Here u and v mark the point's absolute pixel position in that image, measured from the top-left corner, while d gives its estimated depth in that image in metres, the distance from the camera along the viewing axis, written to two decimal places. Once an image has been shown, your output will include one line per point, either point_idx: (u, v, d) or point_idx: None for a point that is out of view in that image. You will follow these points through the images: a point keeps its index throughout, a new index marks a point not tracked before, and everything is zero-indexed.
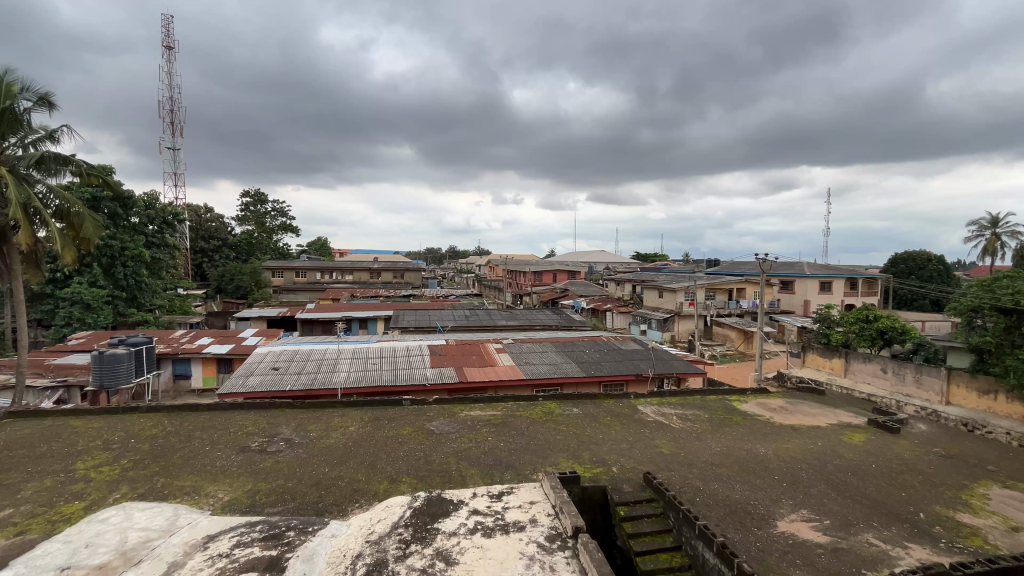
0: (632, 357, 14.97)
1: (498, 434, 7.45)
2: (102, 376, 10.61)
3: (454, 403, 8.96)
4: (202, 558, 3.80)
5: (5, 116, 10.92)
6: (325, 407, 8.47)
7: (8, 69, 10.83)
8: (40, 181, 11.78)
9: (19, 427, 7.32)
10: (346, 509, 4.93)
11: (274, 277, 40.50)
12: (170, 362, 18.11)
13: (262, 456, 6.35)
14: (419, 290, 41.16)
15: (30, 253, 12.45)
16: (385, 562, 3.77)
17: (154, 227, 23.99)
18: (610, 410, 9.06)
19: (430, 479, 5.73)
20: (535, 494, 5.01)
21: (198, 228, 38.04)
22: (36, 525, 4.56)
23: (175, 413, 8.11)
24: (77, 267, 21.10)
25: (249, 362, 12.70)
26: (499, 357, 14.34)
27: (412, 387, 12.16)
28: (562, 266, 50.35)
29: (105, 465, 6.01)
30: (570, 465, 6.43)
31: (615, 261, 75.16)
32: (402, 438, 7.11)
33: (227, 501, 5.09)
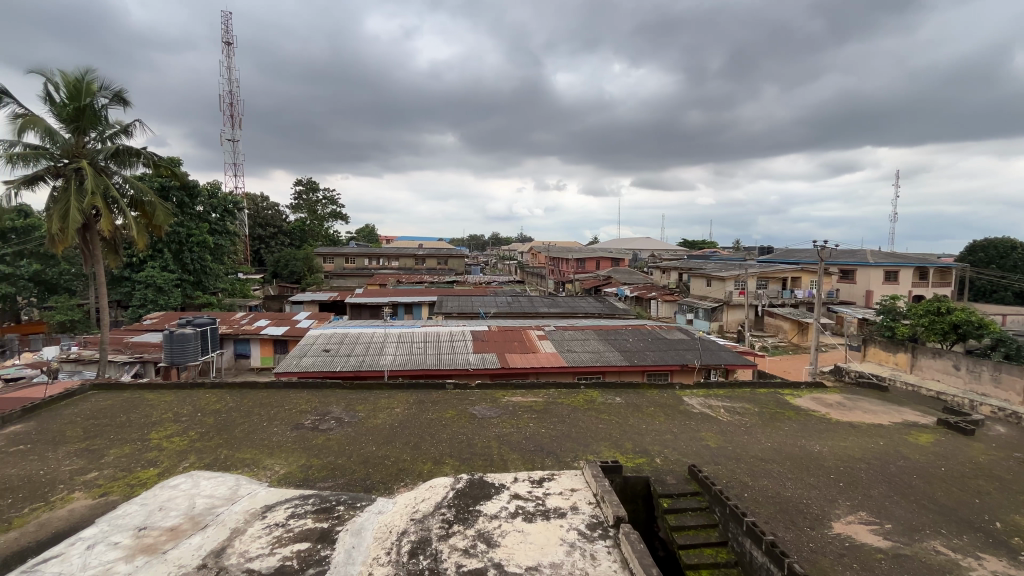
0: (678, 347, 14.58)
1: (539, 420, 7.49)
2: (172, 354, 11.46)
3: (496, 388, 9.06)
4: (261, 526, 4.06)
5: (86, 113, 11.85)
6: (372, 388, 8.79)
7: (88, 69, 11.73)
8: (116, 173, 12.73)
9: (102, 398, 8.05)
10: (392, 487, 5.12)
11: (325, 263, 42.26)
12: (232, 342, 19.34)
13: (314, 433, 6.67)
14: (463, 276, 41.70)
15: (110, 240, 13.54)
16: (429, 541, 3.88)
17: (217, 214, 25.53)
18: (653, 400, 8.89)
19: (473, 462, 5.84)
20: (576, 481, 4.99)
21: (256, 216, 40.13)
22: (117, 488, 5.03)
23: (236, 390, 8.67)
24: (150, 253, 22.77)
25: (303, 344, 13.34)
26: (541, 344, 14.35)
27: (455, 371, 12.39)
28: (605, 253, 49.54)
29: (175, 435, 6.52)
30: (612, 454, 6.37)
31: (661, 249, 73.15)
32: (445, 420, 7.28)
33: (283, 474, 5.41)
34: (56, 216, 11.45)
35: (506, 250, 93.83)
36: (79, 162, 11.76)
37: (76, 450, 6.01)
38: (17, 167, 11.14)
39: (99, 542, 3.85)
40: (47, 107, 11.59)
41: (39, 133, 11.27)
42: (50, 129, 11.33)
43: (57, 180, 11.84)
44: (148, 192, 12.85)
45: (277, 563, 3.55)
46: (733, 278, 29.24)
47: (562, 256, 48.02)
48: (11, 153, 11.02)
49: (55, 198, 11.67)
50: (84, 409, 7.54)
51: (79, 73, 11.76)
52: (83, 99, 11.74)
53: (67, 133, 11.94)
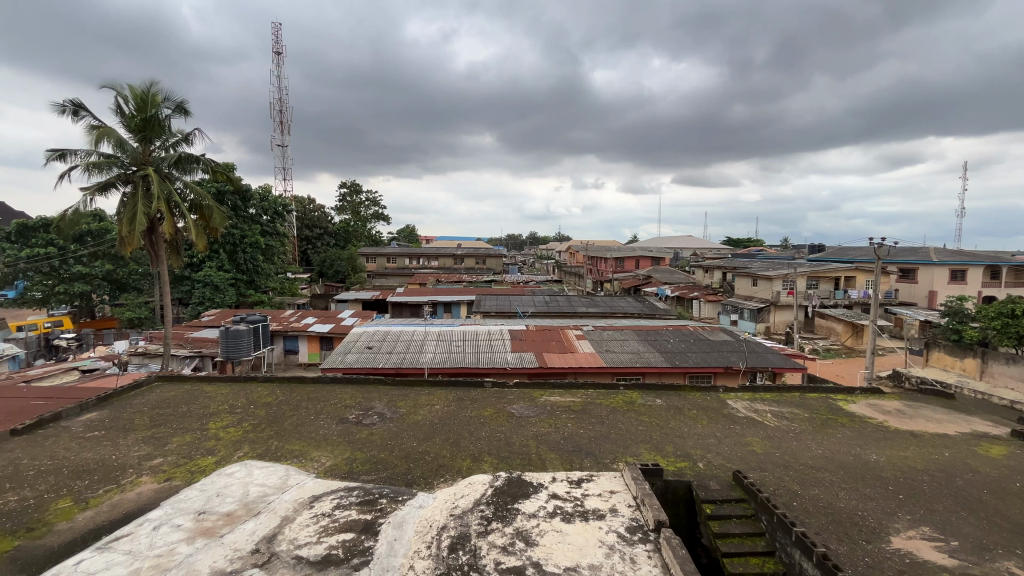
0: (722, 349, 14.11)
1: (578, 420, 7.44)
2: (228, 349, 12.12)
3: (533, 387, 9.06)
4: (309, 515, 4.23)
5: (151, 123, 12.69)
6: (413, 385, 9.00)
7: (152, 82, 12.56)
8: (178, 179, 13.57)
9: (166, 389, 8.62)
10: (432, 482, 5.22)
11: (368, 263, 43.55)
12: (282, 339, 20.24)
13: (358, 428, 6.89)
14: (501, 276, 41.93)
15: (173, 242, 14.44)
16: (468, 537, 3.93)
17: (268, 216, 26.78)
18: (696, 403, 8.64)
19: (511, 461, 5.87)
20: (616, 483, 4.92)
21: (304, 218, 41.77)
22: (180, 474, 5.37)
23: (286, 384, 9.06)
24: (208, 253, 24.15)
25: (348, 341, 13.80)
26: (579, 344, 14.23)
27: (493, 370, 12.47)
28: (645, 252, 48.57)
29: (231, 426, 6.89)
30: (652, 457, 6.24)
31: (703, 248, 70.95)
32: (483, 419, 7.34)
33: (329, 466, 5.62)
34: (126, 219, 12.33)
35: (544, 250, 93.58)
36: (145, 170, 12.61)
37: (144, 437, 6.46)
38: (92, 175, 12.07)
39: (163, 524, 4.12)
40: (118, 119, 12.50)
41: (110, 143, 12.16)
42: (120, 139, 12.21)
43: (126, 186, 12.73)
44: (206, 196, 13.61)
45: (323, 551, 3.69)
46: (780, 277, 28.02)
47: (600, 256, 47.44)
48: (86, 163, 11.95)
49: (124, 203, 12.57)
50: (150, 399, 8.10)
51: (145, 87, 12.61)
52: (149, 110, 12.58)
53: (136, 142, 12.82)
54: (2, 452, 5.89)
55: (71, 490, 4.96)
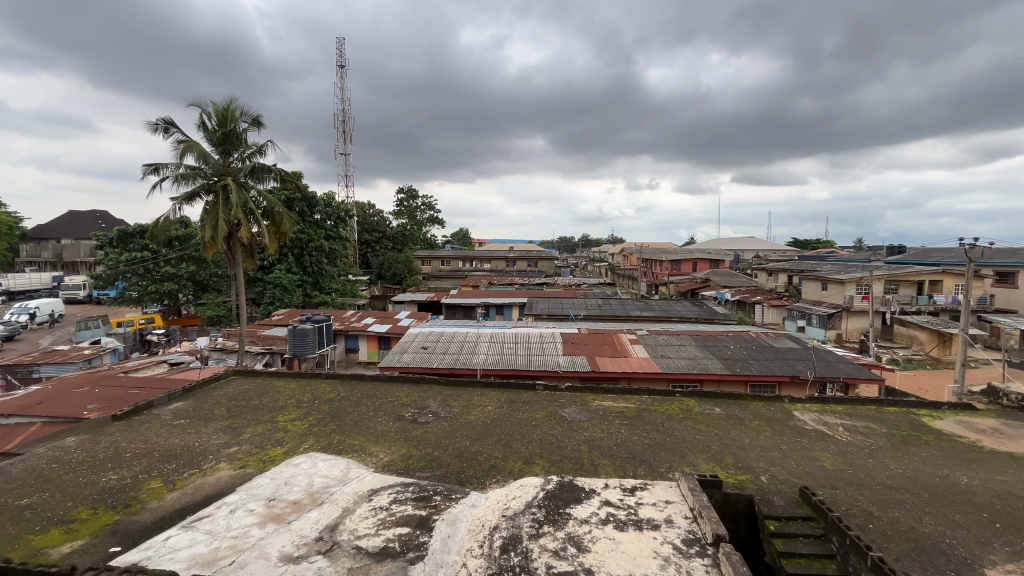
0: (787, 356, 13.32)
1: (632, 427, 7.28)
2: (296, 347, 12.86)
3: (585, 390, 8.97)
4: (368, 508, 4.40)
5: (231, 136, 13.74)
6: (466, 386, 9.16)
7: (231, 98, 13.59)
8: (253, 188, 14.57)
9: (241, 383, 9.28)
10: (485, 482, 5.29)
11: (423, 265, 44.89)
12: (343, 338, 21.24)
13: (413, 425, 7.11)
14: (553, 278, 41.83)
15: (248, 246, 15.54)
16: (519, 539, 3.94)
17: (331, 221, 28.21)
18: (758, 413, 8.19)
19: (563, 465, 5.83)
20: (671, 493, 4.76)
21: (364, 222, 43.67)
22: (252, 462, 5.77)
23: (347, 381, 9.51)
24: (278, 256, 25.79)
25: (404, 341, 14.25)
26: (633, 348, 13.92)
27: (545, 373, 12.44)
28: (704, 254, 46.78)
29: (297, 420, 7.31)
30: (711, 468, 5.99)
31: (768, 249, 67.31)
32: (535, 421, 7.34)
33: (386, 461, 5.83)
34: (208, 225, 13.44)
35: (597, 252, 92.38)
36: (225, 180, 13.67)
37: (221, 426, 6.99)
38: (180, 185, 13.25)
39: (239, 508, 4.44)
40: (202, 133, 13.63)
41: (195, 155, 13.29)
42: (204, 152, 13.32)
43: (208, 195, 13.86)
44: (277, 203, 14.55)
45: (381, 543, 3.83)
46: (854, 281, 26.08)
47: (655, 258, 46.23)
48: (176, 174, 13.15)
49: (207, 210, 13.70)
50: (228, 391, 8.77)
51: (226, 103, 13.68)
52: (229, 124, 13.63)
53: (217, 155, 13.92)
54: (105, 435, 6.58)
55: (161, 472, 5.46)
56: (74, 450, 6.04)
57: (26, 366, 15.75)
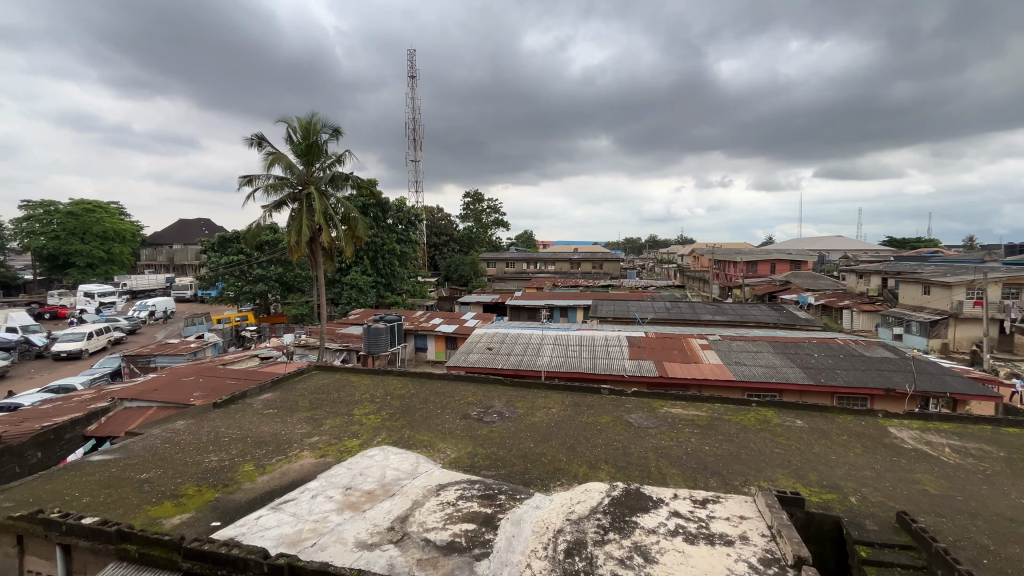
0: (882, 367, 12.09)
1: (703, 436, 6.96)
2: (370, 345, 13.56)
3: (653, 396, 8.68)
4: (436, 502, 4.55)
5: (313, 147, 14.79)
6: (531, 387, 9.19)
7: (313, 112, 14.61)
8: (333, 195, 15.56)
9: (321, 377, 9.94)
10: (549, 484, 5.27)
11: (488, 267, 45.71)
12: (413, 337, 22.09)
13: (479, 424, 7.25)
14: (618, 280, 40.91)
15: (328, 250, 16.63)
16: (585, 544, 3.89)
17: (402, 226, 29.55)
18: (847, 428, 7.51)
19: (630, 472, 5.69)
20: (747, 509, 4.50)
21: (432, 226, 45.18)
22: (331, 452, 6.15)
23: (417, 378, 9.89)
24: (354, 259, 27.37)
25: (470, 341, 14.58)
26: (705, 354, 13.28)
27: (610, 376, 12.22)
28: (783, 254, 43.73)
29: (371, 414, 7.71)
30: (791, 485, 5.58)
31: (859, 250, 61.58)
32: (600, 426, 7.22)
33: (453, 458, 5.99)
34: (293, 231, 14.58)
35: (665, 254, 89.12)
36: (308, 189, 14.72)
37: (304, 417, 7.54)
38: (270, 195, 14.44)
39: (320, 494, 4.76)
40: (288, 146, 14.78)
41: (282, 167, 14.42)
42: (290, 163, 14.43)
43: (294, 202, 14.99)
44: (353, 210, 15.46)
45: (448, 537, 3.95)
46: (964, 284, 23.19)
47: (729, 259, 43.75)
48: (265, 184, 14.33)
49: (292, 217, 14.84)
50: (310, 384, 9.46)
51: (309, 117, 14.71)
52: (312, 137, 14.66)
53: (301, 165, 15.01)
54: (208, 420, 7.33)
55: (253, 457, 5.99)
56: (183, 432, 6.78)
57: (145, 356, 17.86)
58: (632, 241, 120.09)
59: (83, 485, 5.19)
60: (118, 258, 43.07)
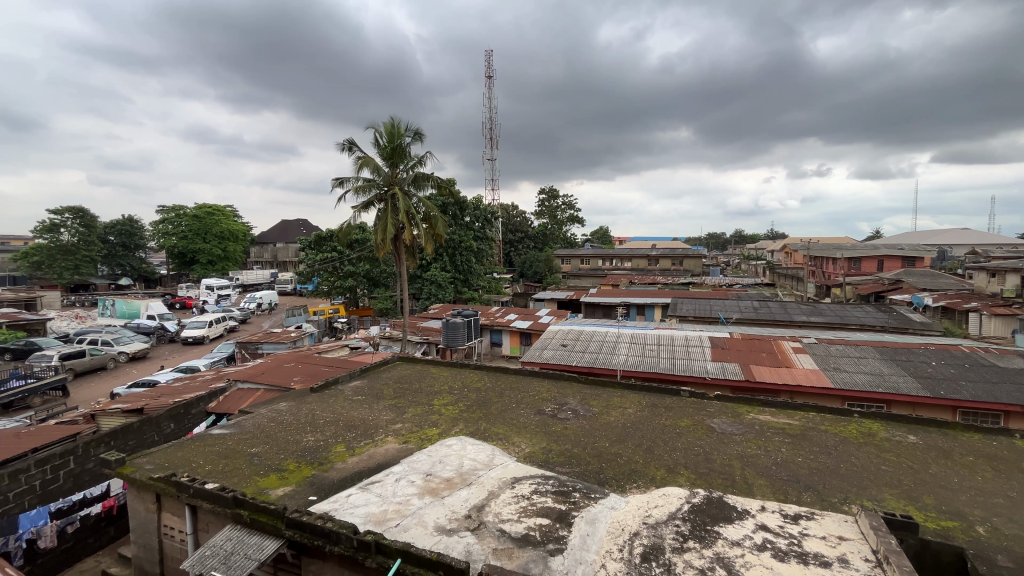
0: (1020, 380, 10.42)
1: (796, 446, 6.45)
2: (448, 339, 14.08)
3: (737, 400, 8.18)
4: (510, 495, 4.62)
5: (397, 150, 15.57)
6: (605, 385, 9.03)
7: (397, 117, 15.34)
8: (415, 194, 16.30)
9: (404, 368, 10.50)
10: (624, 485, 5.16)
11: (563, 264, 45.52)
12: (489, 333, 22.59)
13: (553, 420, 7.26)
14: (700, 277, 38.89)
15: (410, 247, 17.46)
16: (662, 550, 3.77)
17: (479, 223, 30.37)
18: (973, 448, 6.58)
19: (712, 479, 5.40)
20: (846, 529, 4.11)
21: (508, 223, 45.85)
22: (413, 438, 6.50)
23: (493, 372, 10.11)
24: (434, 256, 28.54)
25: (544, 337, 14.63)
26: (798, 358, 12.24)
27: (690, 379, 11.69)
28: (893, 250, 39.09)
29: (450, 404, 8.01)
30: (902, 507, 5.00)
31: (990, 245, 53.43)
32: (680, 429, 6.92)
33: (528, 452, 6.06)
34: (379, 230, 15.51)
35: (752, 249, 83.14)
36: (393, 190, 15.55)
37: (389, 404, 8.01)
38: (359, 196, 15.45)
39: (402, 477, 5.04)
40: (375, 150, 15.68)
41: (370, 169, 15.34)
42: (377, 166, 15.32)
43: (380, 202, 15.91)
44: (433, 209, 16.11)
45: (523, 530, 4.00)
46: None
47: (827, 255, 39.88)
48: (355, 186, 15.34)
49: (379, 217, 15.77)
50: (394, 374, 10.03)
51: (393, 121, 15.49)
52: (396, 140, 15.45)
53: (387, 168, 15.86)
54: (305, 402, 8.03)
55: (345, 438, 6.47)
56: (285, 413, 7.48)
57: (253, 344, 19.94)
58: (715, 236, 113.38)
59: (206, 454, 5.92)
60: (233, 255, 48.31)
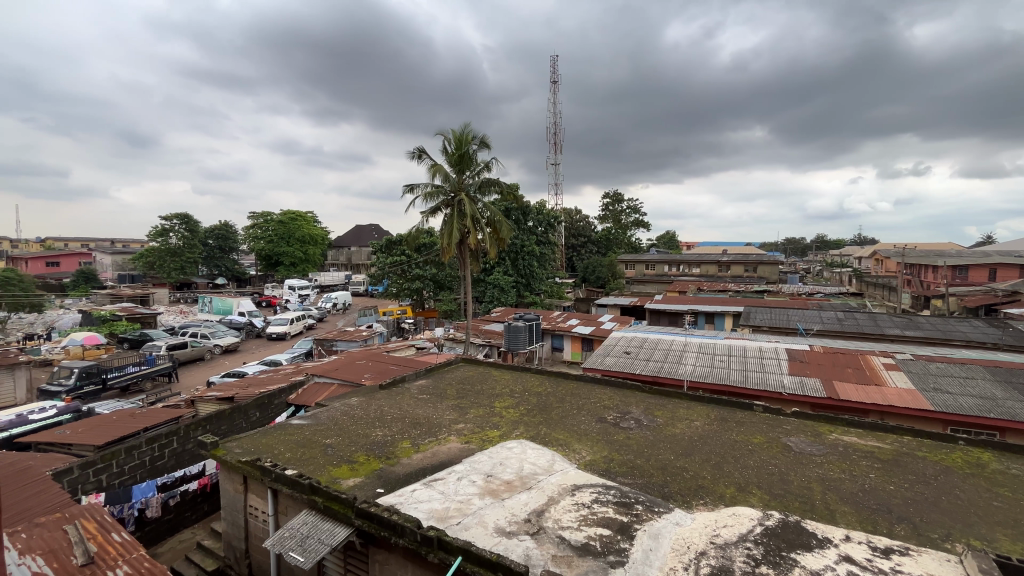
0: None
1: (887, 472, 5.86)
2: (510, 342, 14.19)
3: (818, 419, 7.57)
4: (571, 502, 4.58)
5: (464, 157, 15.99)
6: (670, 395, 8.71)
7: (465, 124, 15.76)
8: (481, 200, 16.65)
9: (466, 369, 10.71)
10: (690, 501, 4.93)
11: (627, 269, 44.44)
12: (550, 337, 22.53)
13: (615, 429, 7.10)
14: (776, 285, 36.42)
15: (475, 251, 17.82)
16: (730, 572, 3.58)
17: (542, 228, 30.47)
18: None
19: (787, 501, 5.03)
20: (947, 571, 3.68)
21: (571, 228, 45.56)
22: (475, 438, 6.61)
23: (554, 377, 10.05)
24: (497, 260, 28.96)
25: (607, 344, 14.36)
26: (890, 376, 11.12)
27: (764, 393, 10.99)
28: (1011, 257, 34.40)
29: (511, 407, 8.07)
30: (1020, 551, 4.38)
31: None
32: (753, 446, 6.52)
33: (589, 460, 5.96)
34: (446, 234, 15.99)
35: (837, 255, 76.72)
36: (459, 196, 15.97)
37: (452, 404, 8.22)
38: (428, 202, 16.02)
39: (464, 477, 5.14)
40: (444, 157, 16.20)
41: (439, 176, 15.85)
42: (446, 172, 15.81)
43: (447, 208, 16.41)
44: (498, 214, 16.36)
45: (583, 539, 3.94)
46: None
47: (927, 263, 35.95)
48: (424, 193, 15.91)
49: (446, 222, 16.26)
50: (456, 375, 10.26)
51: (461, 129, 15.92)
52: (463, 148, 15.88)
53: (454, 174, 16.33)
54: (375, 398, 8.42)
55: (410, 435, 6.71)
56: (356, 407, 7.90)
57: (329, 341, 21.22)
58: (794, 241, 105.88)
59: (288, 442, 6.38)
60: (313, 258, 51.69)
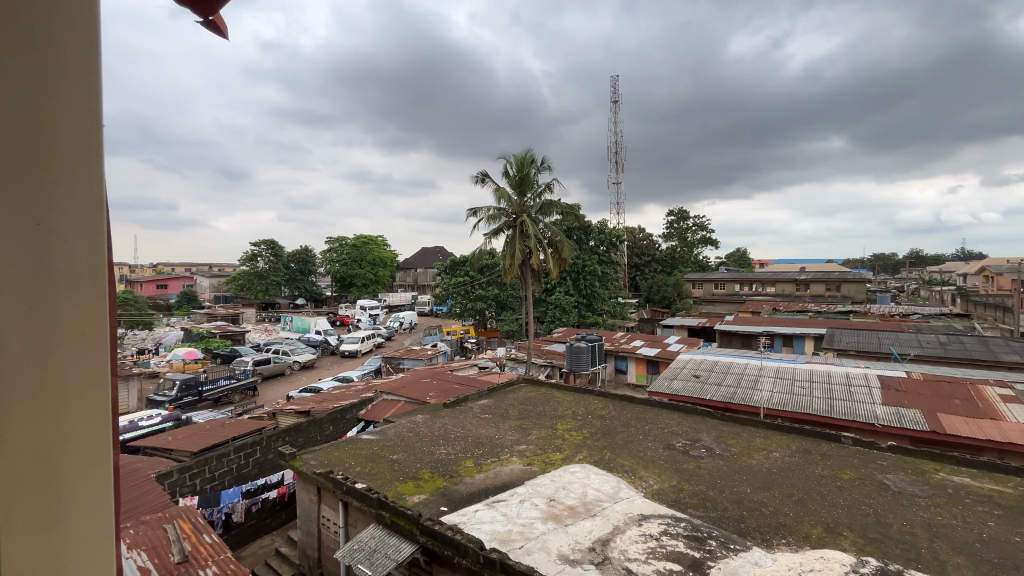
0: None
1: (1010, 520, 5.09)
2: (573, 363, 13.99)
3: (919, 455, 6.77)
4: (638, 532, 4.38)
5: (525, 179, 16.28)
6: (745, 424, 8.17)
7: (526, 149, 16.07)
8: (542, 221, 16.77)
9: (528, 390, 10.67)
10: (771, 539, 4.55)
11: (694, 289, 42.61)
12: (614, 359, 21.98)
13: (685, 457, 6.73)
14: (864, 305, 33.35)
15: (536, 271, 17.89)
16: None
17: (604, 247, 30.06)
18: None
19: (886, 547, 4.50)
20: None
21: (634, 246, 44.60)
22: (537, 461, 6.53)
23: (618, 401, 9.76)
24: (558, 279, 28.90)
25: (674, 366, 13.77)
26: (1010, 409, 9.72)
27: (854, 424, 10.00)
28: None
29: (573, 430, 7.91)
30: None
31: None
32: (842, 482, 5.92)
33: (656, 488, 5.68)
34: (508, 255, 16.24)
35: (936, 272, 69.16)
36: (522, 217, 16.20)
37: (514, 425, 8.19)
38: (490, 223, 16.38)
39: (527, 500, 5.08)
40: (506, 180, 16.56)
41: (502, 199, 16.22)
42: (508, 195, 16.14)
43: (509, 229, 16.69)
44: (559, 234, 16.35)
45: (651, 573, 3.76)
46: None
47: None
48: (487, 215, 16.30)
49: (508, 243, 16.51)
50: (518, 395, 10.23)
51: (522, 152, 16.24)
52: (524, 170, 16.17)
53: (516, 197, 16.63)
54: (438, 417, 8.58)
55: (473, 455, 6.74)
56: (421, 425, 8.09)
57: (396, 359, 22.04)
58: (883, 257, 96.79)
59: (357, 456, 6.63)
60: (382, 279, 54.22)
